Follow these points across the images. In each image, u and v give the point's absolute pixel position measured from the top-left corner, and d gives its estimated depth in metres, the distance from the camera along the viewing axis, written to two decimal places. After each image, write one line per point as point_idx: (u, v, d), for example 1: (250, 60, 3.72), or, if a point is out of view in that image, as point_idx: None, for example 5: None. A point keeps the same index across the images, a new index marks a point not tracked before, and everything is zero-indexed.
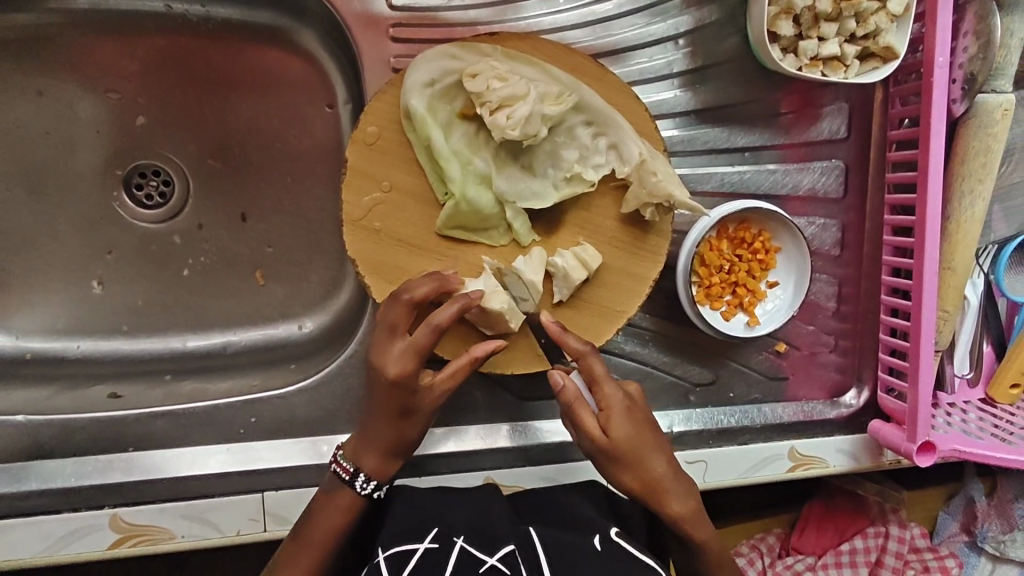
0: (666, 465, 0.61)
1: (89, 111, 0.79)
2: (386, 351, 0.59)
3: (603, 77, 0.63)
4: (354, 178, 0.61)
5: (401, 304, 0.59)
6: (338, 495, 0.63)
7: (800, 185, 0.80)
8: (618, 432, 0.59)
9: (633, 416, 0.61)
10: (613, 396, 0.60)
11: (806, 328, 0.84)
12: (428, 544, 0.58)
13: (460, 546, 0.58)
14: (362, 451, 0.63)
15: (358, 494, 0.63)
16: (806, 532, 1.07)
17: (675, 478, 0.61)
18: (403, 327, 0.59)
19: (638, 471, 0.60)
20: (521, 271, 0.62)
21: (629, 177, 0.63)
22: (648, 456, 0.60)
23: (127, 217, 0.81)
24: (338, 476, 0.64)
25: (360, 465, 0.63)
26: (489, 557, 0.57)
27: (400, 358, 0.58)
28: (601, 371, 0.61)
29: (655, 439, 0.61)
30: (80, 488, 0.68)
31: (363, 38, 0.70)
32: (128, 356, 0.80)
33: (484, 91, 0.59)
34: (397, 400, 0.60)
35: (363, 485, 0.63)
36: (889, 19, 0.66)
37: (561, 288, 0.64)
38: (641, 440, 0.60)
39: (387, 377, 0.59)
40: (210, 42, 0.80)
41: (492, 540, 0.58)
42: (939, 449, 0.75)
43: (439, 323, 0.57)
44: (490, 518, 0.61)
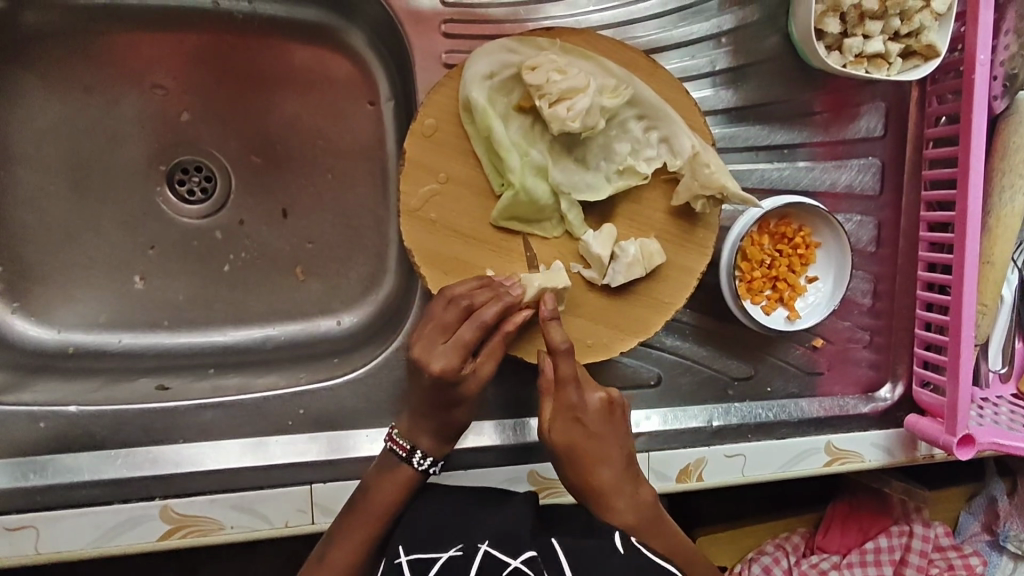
0: (612, 475, 0.61)
1: (134, 107, 0.80)
2: (431, 349, 0.59)
3: (656, 72, 0.64)
4: (413, 170, 0.62)
5: (446, 304, 0.60)
6: (392, 475, 0.64)
7: (837, 181, 0.81)
8: (561, 433, 0.60)
9: (584, 422, 0.60)
10: (568, 399, 0.60)
11: (841, 324, 0.85)
12: (452, 552, 0.56)
13: (484, 551, 0.55)
14: (418, 431, 0.64)
15: (414, 470, 0.64)
16: (831, 531, 1.07)
17: (620, 489, 0.61)
18: (448, 327, 0.59)
19: (579, 474, 0.61)
20: (588, 242, 0.63)
21: (681, 170, 0.64)
22: (592, 463, 0.60)
23: (169, 212, 0.82)
24: (394, 453, 0.65)
25: (414, 443, 0.64)
26: (512, 559, 0.54)
27: (445, 354, 0.59)
28: (570, 373, 0.60)
29: (607, 447, 0.61)
30: (130, 479, 0.68)
31: (414, 34, 0.71)
32: (170, 349, 0.80)
33: (544, 83, 0.60)
34: (440, 392, 0.60)
35: (420, 461, 0.64)
36: (934, 18, 0.68)
37: (617, 271, 0.64)
38: (582, 447, 0.60)
39: (431, 373, 0.59)
40: (256, 39, 0.81)
41: (516, 545, 0.56)
42: (978, 442, 0.75)
43: (484, 320, 0.59)
44: (516, 529, 0.58)
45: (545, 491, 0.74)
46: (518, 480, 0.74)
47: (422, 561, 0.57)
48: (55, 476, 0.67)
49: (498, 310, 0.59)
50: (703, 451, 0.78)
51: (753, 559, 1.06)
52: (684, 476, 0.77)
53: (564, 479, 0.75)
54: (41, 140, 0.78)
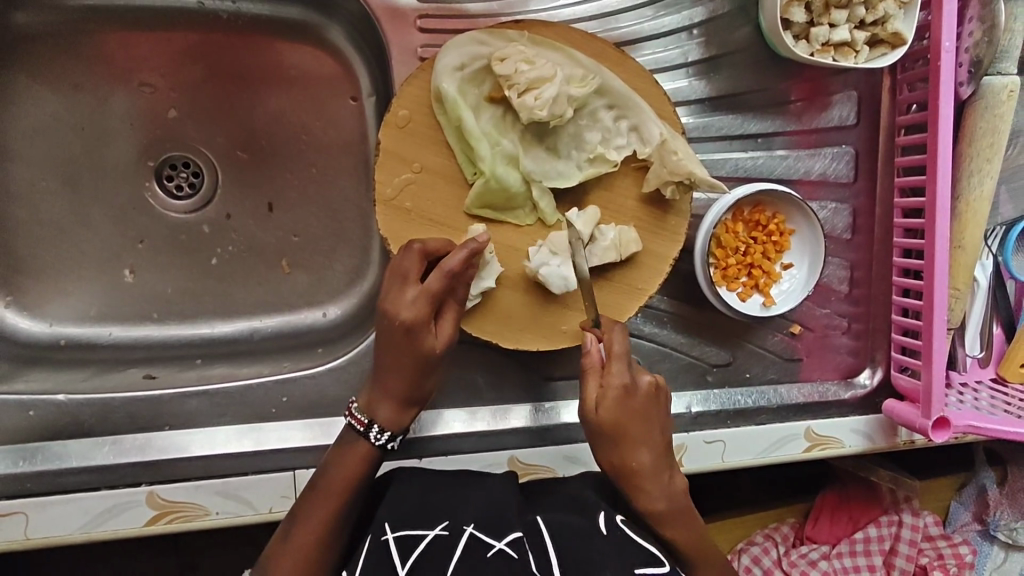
0: (649, 460, 0.61)
1: (123, 104, 0.82)
2: (400, 299, 0.60)
3: (623, 62, 0.65)
4: (387, 160, 0.64)
5: (414, 255, 0.61)
6: (351, 449, 0.64)
7: (812, 170, 0.82)
8: (610, 411, 0.60)
9: (630, 403, 0.60)
10: (618, 379, 0.60)
11: (820, 311, 0.86)
12: (438, 531, 0.58)
13: (470, 532, 0.57)
14: (376, 402, 0.64)
15: (372, 445, 0.64)
16: (820, 521, 1.08)
17: (656, 476, 0.61)
18: (415, 277, 0.61)
19: (621, 453, 0.61)
20: (571, 220, 0.65)
21: (650, 157, 0.65)
22: (632, 446, 0.60)
23: (158, 207, 0.84)
24: (352, 427, 0.65)
25: (373, 416, 0.64)
26: (497, 541, 0.56)
27: (413, 304, 0.60)
28: (617, 350, 0.61)
29: (650, 432, 0.61)
30: (117, 466, 0.70)
31: (390, 28, 0.73)
32: (159, 341, 0.82)
33: (512, 74, 0.62)
34: (405, 345, 0.61)
35: (378, 436, 0.64)
36: (898, 6, 0.69)
37: (594, 252, 0.65)
38: (629, 428, 0.60)
39: (401, 322, 0.60)
40: (239, 37, 0.83)
41: (501, 527, 0.58)
42: (953, 424, 0.76)
43: (450, 269, 0.60)
44: (501, 508, 0.61)
45: (526, 475, 0.75)
46: (498, 466, 0.75)
47: (408, 540, 0.58)
48: (44, 463, 0.69)
49: (464, 258, 0.61)
50: (682, 437, 0.79)
51: (742, 550, 1.06)
52: None
53: (548, 464, 0.76)
54: (32, 138, 0.80)
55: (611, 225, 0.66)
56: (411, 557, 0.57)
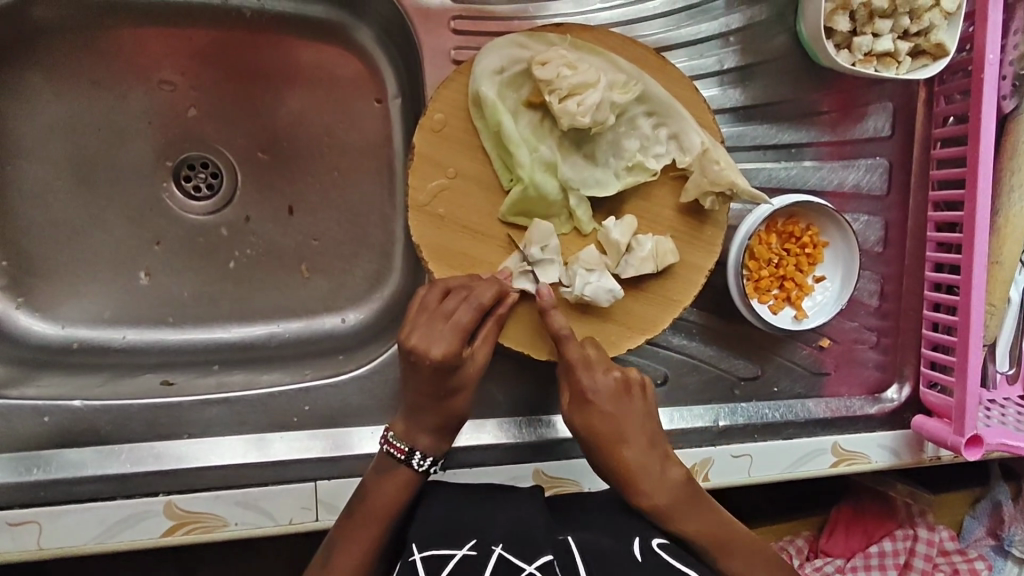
0: (637, 458, 0.61)
1: (142, 101, 0.80)
2: (431, 335, 0.59)
3: (665, 69, 0.64)
4: (422, 164, 0.62)
5: (439, 290, 0.60)
6: (391, 476, 0.63)
7: (845, 181, 0.81)
8: (581, 417, 0.62)
9: (599, 406, 0.61)
10: (581, 381, 0.62)
11: (848, 324, 0.84)
12: (466, 551, 0.56)
13: (499, 554, 0.55)
14: (416, 430, 0.63)
15: (414, 471, 0.63)
16: (835, 534, 1.08)
17: (647, 469, 0.61)
18: (444, 313, 0.59)
19: (604, 457, 0.61)
20: (609, 230, 0.63)
21: (690, 166, 0.64)
22: (614, 446, 0.61)
23: (176, 208, 0.81)
24: (391, 456, 0.63)
25: (413, 444, 0.63)
26: (527, 565, 0.55)
27: (444, 338, 0.59)
28: (574, 356, 0.62)
29: (628, 428, 0.61)
30: (133, 475, 0.67)
31: (423, 29, 0.71)
32: (174, 345, 0.80)
33: (554, 78, 0.60)
34: (440, 381, 0.60)
35: (421, 462, 0.63)
36: (943, 16, 0.68)
37: (630, 264, 0.64)
38: (603, 429, 0.61)
39: (434, 358, 0.58)
40: (264, 35, 0.81)
41: (531, 549, 0.56)
42: (985, 442, 0.75)
43: (481, 300, 0.60)
44: (530, 529, 0.59)
45: (549, 489, 0.74)
46: (524, 478, 0.74)
47: (437, 559, 0.56)
48: (59, 471, 0.67)
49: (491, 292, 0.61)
50: (709, 452, 0.77)
51: None
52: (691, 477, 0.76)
53: (570, 478, 0.74)
54: (48, 135, 0.78)
55: (649, 235, 0.65)
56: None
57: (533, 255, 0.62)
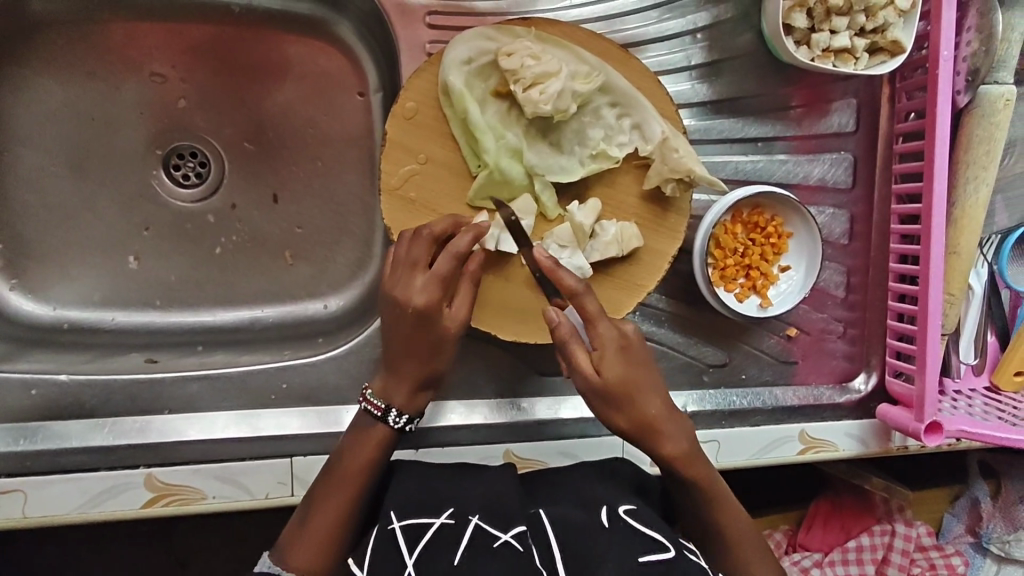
0: (662, 407, 0.62)
1: (133, 92, 0.83)
2: (410, 284, 0.61)
3: (628, 62, 0.67)
4: (394, 150, 0.65)
5: (417, 240, 0.62)
6: (367, 436, 0.64)
7: (810, 175, 0.83)
8: (615, 372, 0.59)
9: (630, 354, 0.61)
10: (609, 334, 0.60)
11: (816, 315, 0.86)
12: (444, 519, 0.59)
13: (475, 522, 0.58)
14: (392, 387, 0.65)
15: (390, 428, 0.65)
16: (813, 529, 1.09)
17: (669, 419, 0.62)
18: (423, 263, 0.62)
19: (633, 411, 0.61)
20: (575, 214, 0.66)
21: (651, 155, 0.66)
22: (641, 398, 0.61)
23: (164, 195, 0.85)
24: (367, 413, 0.65)
25: (390, 401, 0.65)
26: (502, 533, 0.57)
27: (423, 288, 0.61)
28: (596, 309, 0.60)
29: (649, 376, 0.62)
30: (116, 447, 0.70)
31: (399, 24, 0.74)
32: (161, 327, 0.83)
33: (518, 69, 0.63)
34: (424, 331, 0.62)
35: (396, 419, 0.64)
36: (897, 14, 0.70)
37: (595, 247, 0.66)
38: (635, 382, 0.60)
39: (413, 307, 0.61)
40: (251, 30, 0.84)
41: (505, 521, 0.59)
42: (945, 429, 0.77)
43: (457, 249, 0.61)
44: (501, 502, 0.62)
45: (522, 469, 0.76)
46: (494, 458, 0.76)
47: (416, 527, 0.58)
48: (43, 442, 0.69)
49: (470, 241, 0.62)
50: None
51: None
52: (657, 461, 0.79)
53: (541, 458, 0.77)
54: (43, 123, 0.81)
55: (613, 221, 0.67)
56: (419, 542, 0.57)
57: (516, 228, 0.65)
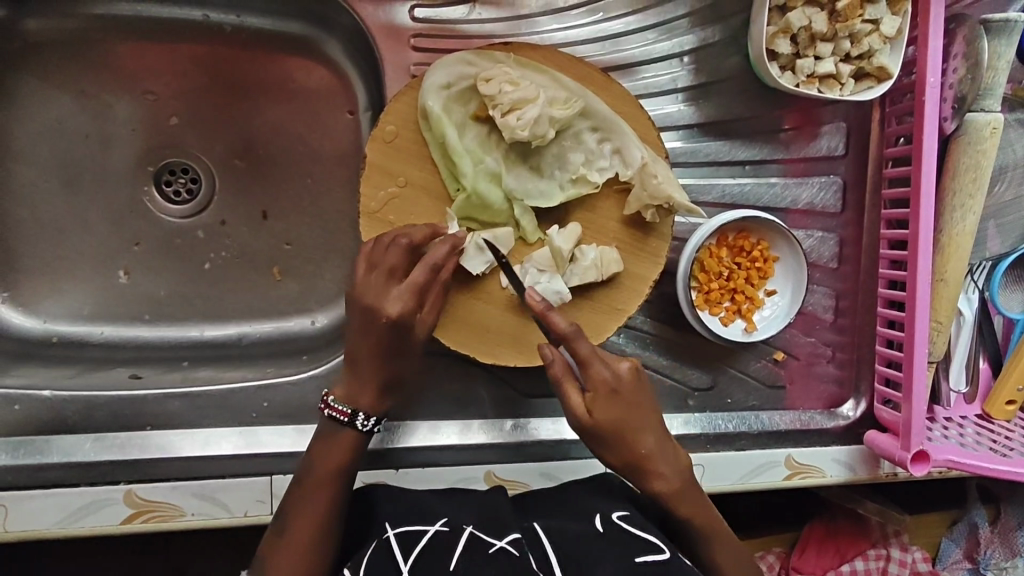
0: (656, 444, 0.62)
1: (126, 110, 0.84)
2: (385, 292, 0.61)
3: (610, 86, 0.67)
4: (373, 173, 0.65)
5: (390, 248, 0.62)
6: (335, 439, 0.63)
7: (799, 199, 0.83)
8: (603, 413, 0.60)
9: (622, 397, 0.61)
10: (602, 376, 0.61)
11: (804, 339, 0.86)
12: (439, 527, 0.59)
13: (470, 531, 0.58)
14: (358, 391, 0.63)
15: (358, 432, 0.63)
16: (807, 551, 1.06)
17: (664, 455, 0.63)
18: (398, 269, 0.62)
19: (627, 450, 0.61)
20: (554, 238, 0.66)
21: (631, 180, 0.66)
22: (636, 437, 0.61)
23: (155, 211, 0.85)
24: (333, 420, 0.63)
25: (357, 405, 0.63)
26: (498, 540, 0.57)
27: (399, 299, 0.61)
28: (588, 352, 0.61)
29: (646, 414, 0.62)
30: (97, 463, 0.71)
31: (385, 45, 0.75)
32: (149, 342, 0.84)
33: (496, 94, 0.63)
34: (394, 341, 0.62)
35: (364, 422, 0.63)
36: (882, 41, 0.70)
37: (572, 272, 0.66)
38: (627, 421, 0.61)
39: (387, 316, 0.61)
40: (242, 49, 0.85)
41: (500, 530, 0.59)
42: (932, 458, 0.76)
43: (435, 262, 0.62)
44: (497, 517, 0.62)
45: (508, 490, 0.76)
46: (475, 480, 0.75)
47: (411, 533, 0.58)
48: (26, 457, 0.70)
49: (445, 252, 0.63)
50: None
51: None
52: None
53: (522, 480, 0.76)
54: (37, 139, 0.82)
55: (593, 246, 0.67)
56: (416, 547, 0.56)
57: (488, 254, 0.65)
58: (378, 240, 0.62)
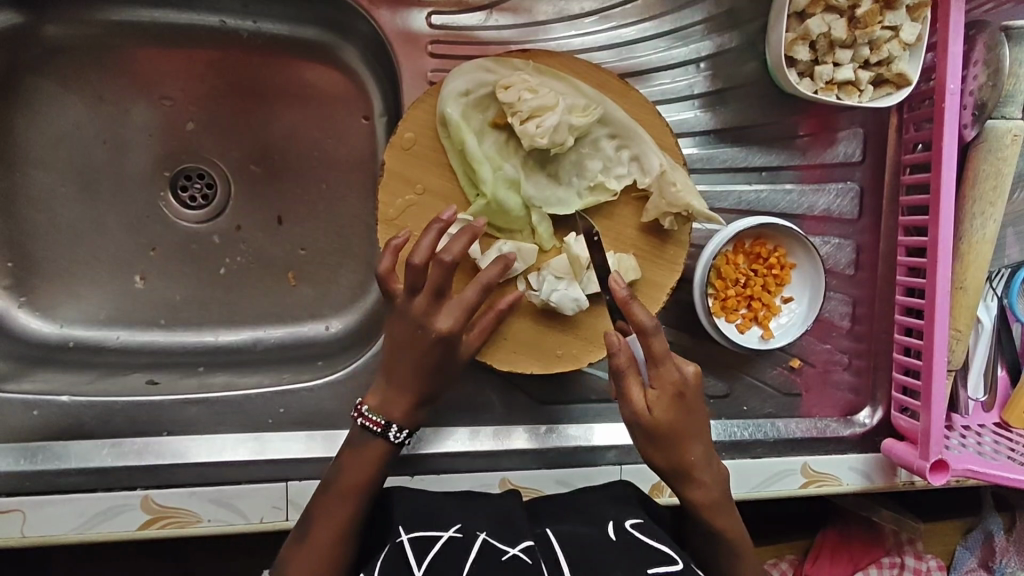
0: (702, 453, 0.64)
1: (143, 116, 0.84)
2: (435, 308, 0.62)
3: (628, 94, 0.67)
4: (392, 180, 0.65)
5: (390, 253, 0.62)
6: (365, 447, 0.64)
7: (816, 205, 0.83)
8: (662, 414, 0.61)
9: (683, 401, 0.62)
10: (670, 377, 0.61)
11: (821, 346, 0.85)
12: (452, 533, 0.58)
13: (483, 538, 0.57)
14: (393, 400, 0.64)
15: (390, 443, 0.64)
16: (820, 559, 1.05)
17: (708, 467, 0.64)
18: (444, 287, 0.61)
19: (677, 453, 0.63)
20: (571, 247, 0.65)
21: (649, 187, 0.66)
22: (687, 442, 0.63)
23: (171, 217, 0.86)
24: (366, 429, 0.64)
25: (389, 417, 0.64)
26: (511, 548, 0.56)
27: (421, 301, 0.62)
28: (662, 349, 0.61)
29: (700, 422, 0.63)
30: (114, 469, 0.71)
31: (402, 52, 0.75)
32: (165, 347, 0.84)
33: (515, 102, 0.63)
34: (426, 343, 0.62)
35: (397, 435, 0.64)
36: (902, 47, 0.70)
37: (590, 281, 0.66)
38: (682, 424, 0.62)
39: (439, 332, 0.62)
40: (258, 55, 0.85)
41: (514, 537, 0.59)
42: (951, 468, 0.75)
43: (451, 258, 0.60)
44: (510, 520, 0.62)
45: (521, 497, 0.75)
46: (490, 487, 0.75)
47: (424, 539, 0.57)
48: (44, 462, 0.70)
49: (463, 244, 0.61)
50: None
51: None
52: (655, 492, 0.78)
53: (536, 487, 0.76)
54: (55, 144, 0.83)
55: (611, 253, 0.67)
56: (428, 554, 0.55)
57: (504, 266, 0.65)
58: (413, 264, 0.60)
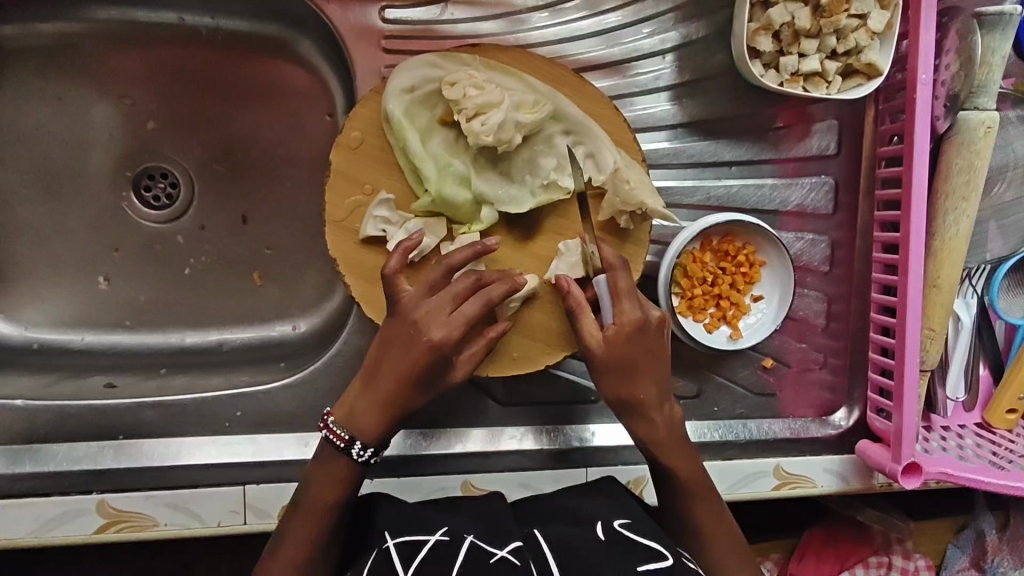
0: (657, 393, 0.61)
1: (104, 115, 0.84)
2: (433, 314, 0.58)
3: (581, 89, 0.65)
4: (339, 181, 0.63)
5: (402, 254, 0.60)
6: (329, 466, 0.60)
7: (789, 201, 0.80)
8: (616, 345, 0.59)
9: (643, 339, 0.60)
10: (627, 314, 0.60)
11: (795, 344, 0.83)
12: (439, 536, 0.55)
13: (471, 540, 0.55)
14: (358, 410, 0.60)
15: (353, 462, 0.59)
16: (805, 559, 1.02)
17: (661, 409, 0.62)
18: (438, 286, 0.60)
19: (627, 389, 0.60)
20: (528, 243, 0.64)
21: (604, 185, 0.64)
22: (641, 379, 0.60)
23: (133, 216, 0.85)
24: (329, 443, 0.60)
25: (353, 430, 0.59)
26: (499, 550, 0.54)
27: (437, 304, 0.59)
28: (625, 286, 0.60)
29: (659, 365, 0.61)
30: (69, 473, 0.70)
31: (355, 47, 0.73)
32: (130, 348, 0.84)
33: (461, 98, 0.61)
34: (405, 351, 0.58)
35: (360, 452, 0.59)
36: (870, 36, 0.68)
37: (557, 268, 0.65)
38: (638, 360, 0.60)
39: (429, 341, 0.58)
40: (218, 52, 0.84)
41: (500, 538, 0.56)
42: (924, 471, 0.73)
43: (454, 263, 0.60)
44: (496, 522, 0.60)
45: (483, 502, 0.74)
46: (451, 489, 0.74)
47: (409, 544, 0.54)
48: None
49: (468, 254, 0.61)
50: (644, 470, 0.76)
51: None
52: None
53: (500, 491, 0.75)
54: (15, 144, 0.82)
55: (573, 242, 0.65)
56: (413, 562, 0.52)
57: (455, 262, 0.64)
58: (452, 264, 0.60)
